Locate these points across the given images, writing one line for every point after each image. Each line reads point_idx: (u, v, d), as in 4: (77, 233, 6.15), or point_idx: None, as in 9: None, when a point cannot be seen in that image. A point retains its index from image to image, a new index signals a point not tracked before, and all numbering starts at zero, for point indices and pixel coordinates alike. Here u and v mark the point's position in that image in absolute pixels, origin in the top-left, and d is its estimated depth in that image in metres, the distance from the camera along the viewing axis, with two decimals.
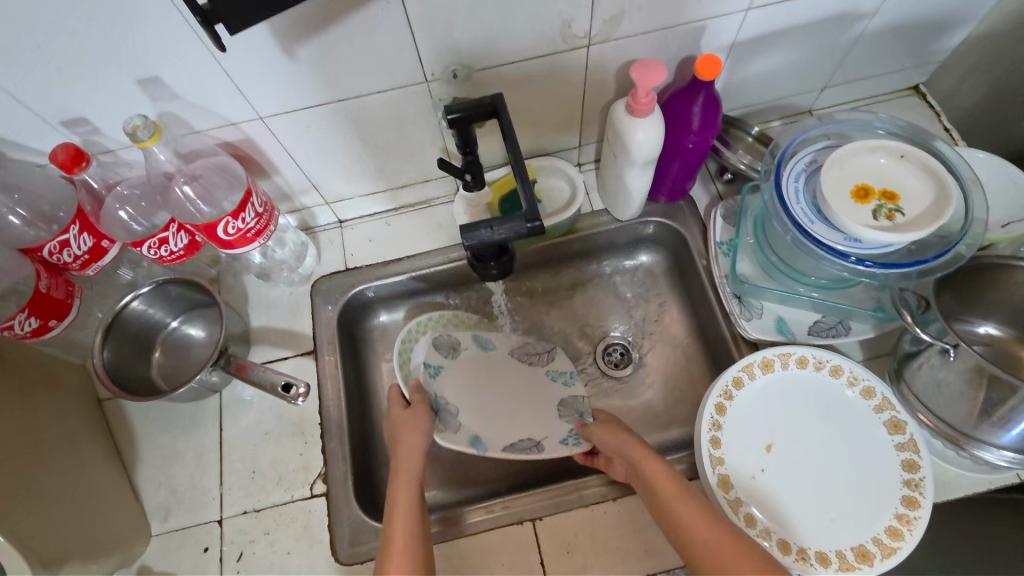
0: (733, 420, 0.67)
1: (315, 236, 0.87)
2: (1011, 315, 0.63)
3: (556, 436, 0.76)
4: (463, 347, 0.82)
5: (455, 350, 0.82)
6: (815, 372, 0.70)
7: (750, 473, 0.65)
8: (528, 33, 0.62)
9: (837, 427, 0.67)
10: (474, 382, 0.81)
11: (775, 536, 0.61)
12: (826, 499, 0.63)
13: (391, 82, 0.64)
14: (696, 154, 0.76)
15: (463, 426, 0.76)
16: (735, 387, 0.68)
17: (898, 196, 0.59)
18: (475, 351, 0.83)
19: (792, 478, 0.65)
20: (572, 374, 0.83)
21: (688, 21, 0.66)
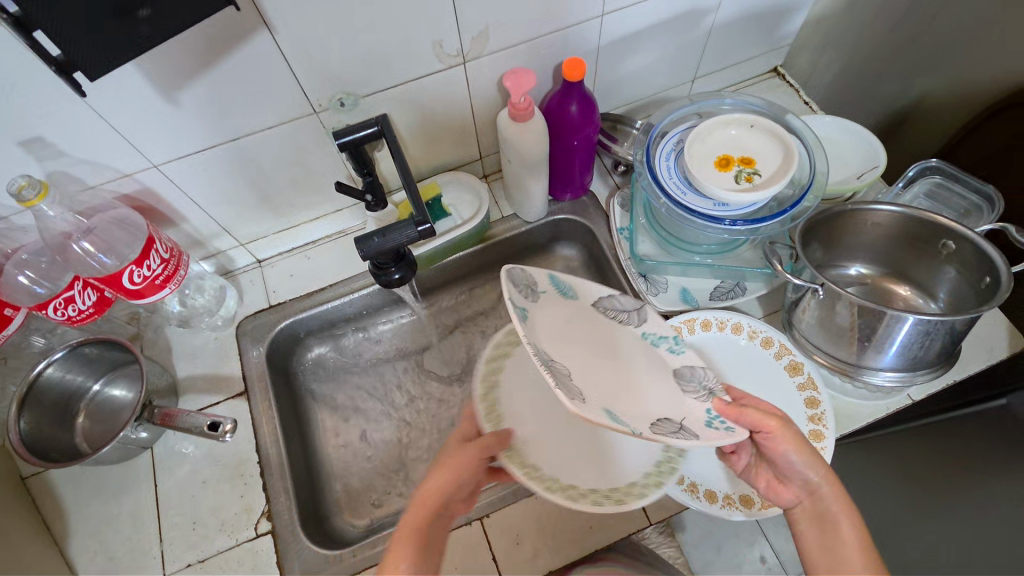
0: None
1: (235, 279, 0.88)
2: (871, 255, 0.73)
3: (697, 416, 0.55)
4: (543, 289, 0.57)
5: (533, 292, 0.56)
6: (719, 332, 0.76)
7: None
8: (402, 56, 0.67)
9: (748, 378, 0.73)
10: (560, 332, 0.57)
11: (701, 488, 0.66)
12: None
13: (281, 116, 0.67)
14: (585, 150, 0.82)
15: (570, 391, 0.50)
16: None
17: (754, 160, 0.67)
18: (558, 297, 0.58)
19: None
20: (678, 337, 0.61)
21: (550, 31, 0.72)
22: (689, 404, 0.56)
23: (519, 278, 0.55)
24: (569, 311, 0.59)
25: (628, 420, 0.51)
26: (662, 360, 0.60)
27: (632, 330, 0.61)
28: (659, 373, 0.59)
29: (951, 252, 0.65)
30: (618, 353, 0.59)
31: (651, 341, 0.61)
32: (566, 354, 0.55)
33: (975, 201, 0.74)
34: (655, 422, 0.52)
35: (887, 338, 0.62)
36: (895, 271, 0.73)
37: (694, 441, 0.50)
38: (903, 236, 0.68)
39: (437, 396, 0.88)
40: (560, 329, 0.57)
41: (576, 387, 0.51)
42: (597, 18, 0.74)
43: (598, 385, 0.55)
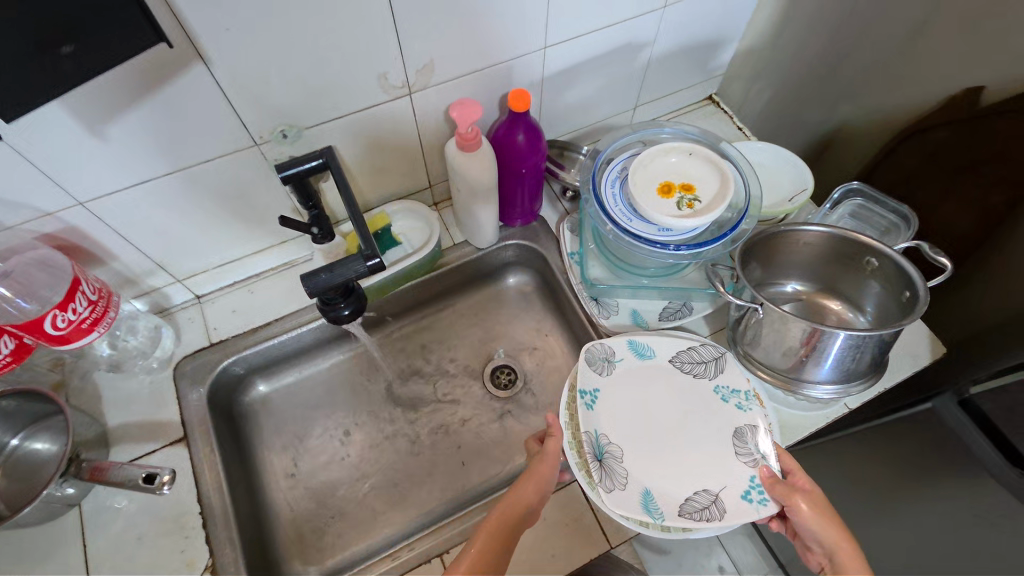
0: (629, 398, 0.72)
1: (171, 317, 0.83)
2: (806, 273, 0.77)
3: (738, 487, 0.65)
4: (619, 359, 0.74)
5: (610, 365, 0.74)
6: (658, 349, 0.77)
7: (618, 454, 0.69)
8: (347, 89, 0.66)
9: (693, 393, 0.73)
10: (629, 401, 0.72)
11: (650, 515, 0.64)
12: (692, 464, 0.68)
13: (219, 149, 0.65)
14: (533, 178, 0.83)
15: (616, 484, 0.66)
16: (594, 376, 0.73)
17: (694, 187, 0.70)
18: (634, 365, 0.74)
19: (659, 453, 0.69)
20: (748, 395, 0.71)
21: (494, 63, 0.73)
22: (737, 468, 0.67)
23: (598, 354, 0.74)
24: (642, 372, 0.74)
25: (669, 492, 0.66)
26: (729, 414, 0.71)
27: (706, 381, 0.73)
28: (721, 434, 0.70)
29: (875, 269, 0.70)
30: (685, 405, 0.72)
31: (720, 395, 0.72)
32: (631, 418, 0.71)
33: (893, 219, 0.80)
34: (686, 500, 0.65)
35: (823, 355, 0.66)
36: (826, 287, 0.77)
37: (715, 521, 0.63)
38: (832, 255, 0.73)
39: (393, 430, 0.86)
40: (630, 388, 0.73)
41: (622, 469, 0.67)
42: (539, 51, 0.76)
43: (654, 451, 0.69)
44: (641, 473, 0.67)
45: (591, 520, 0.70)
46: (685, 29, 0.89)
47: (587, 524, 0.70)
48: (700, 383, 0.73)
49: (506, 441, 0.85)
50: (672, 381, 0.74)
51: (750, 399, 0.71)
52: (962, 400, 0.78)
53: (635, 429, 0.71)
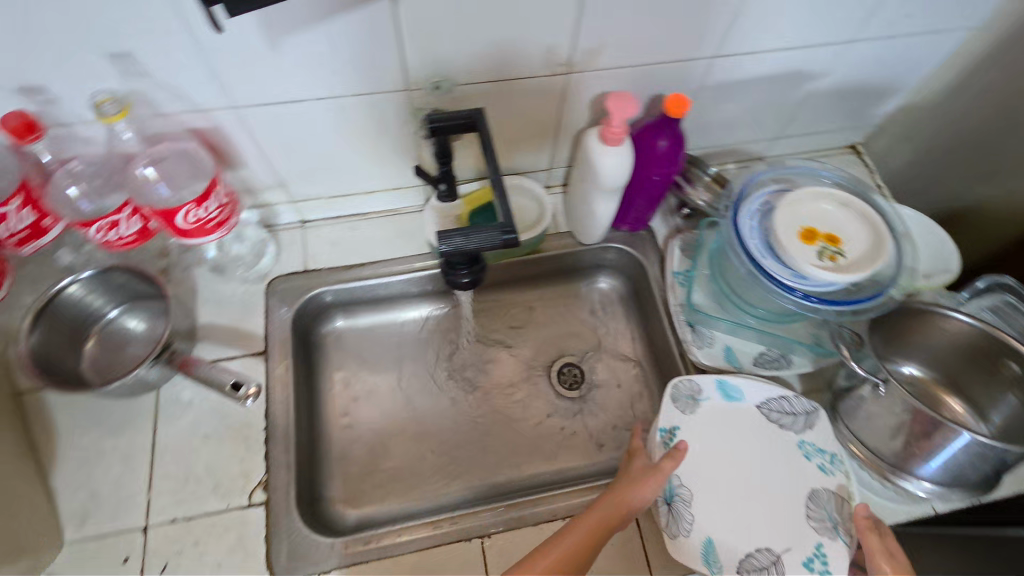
0: (708, 438, 0.70)
1: (275, 234, 0.85)
2: (929, 359, 0.72)
3: (802, 552, 0.62)
4: (704, 397, 0.72)
5: (693, 402, 0.71)
6: (751, 388, 0.72)
7: (687, 493, 0.66)
8: (511, 54, 0.65)
9: (778, 445, 0.69)
10: (706, 442, 0.69)
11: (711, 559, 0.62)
12: (764, 518, 0.65)
13: (373, 85, 0.65)
14: (660, 187, 0.80)
15: (681, 530, 0.64)
16: (679, 409, 0.71)
17: (840, 240, 0.65)
18: (718, 404, 0.71)
19: (731, 499, 0.66)
20: (835, 458, 0.67)
21: (660, 62, 0.70)
22: (807, 531, 0.63)
23: (683, 390, 0.72)
24: (725, 413, 0.71)
25: (730, 544, 0.63)
26: (809, 475, 0.67)
27: (792, 434, 0.70)
28: (795, 494, 0.66)
29: (1015, 375, 0.65)
30: (767, 456, 0.69)
31: (804, 452, 0.68)
32: (707, 459, 0.68)
33: None
34: (745, 556, 0.63)
35: (936, 451, 0.61)
36: (948, 382, 0.72)
37: None
38: (967, 348, 0.68)
39: (454, 399, 0.86)
40: (710, 429, 0.70)
41: (689, 516, 0.64)
42: (708, 59, 0.72)
43: (722, 497, 0.66)
44: (707, 520, 0.65)
45: (640, 560, 0.65)
46: (858, 70, 0.83)
47: (635, 563, 0.65)
48: (786, 436, 0.69)
49: (561, 441, 0.83)
50: (755, 429, 0.70)
51: (834, 462, 0.67)
52: None
53: (707, 471, 0.68)
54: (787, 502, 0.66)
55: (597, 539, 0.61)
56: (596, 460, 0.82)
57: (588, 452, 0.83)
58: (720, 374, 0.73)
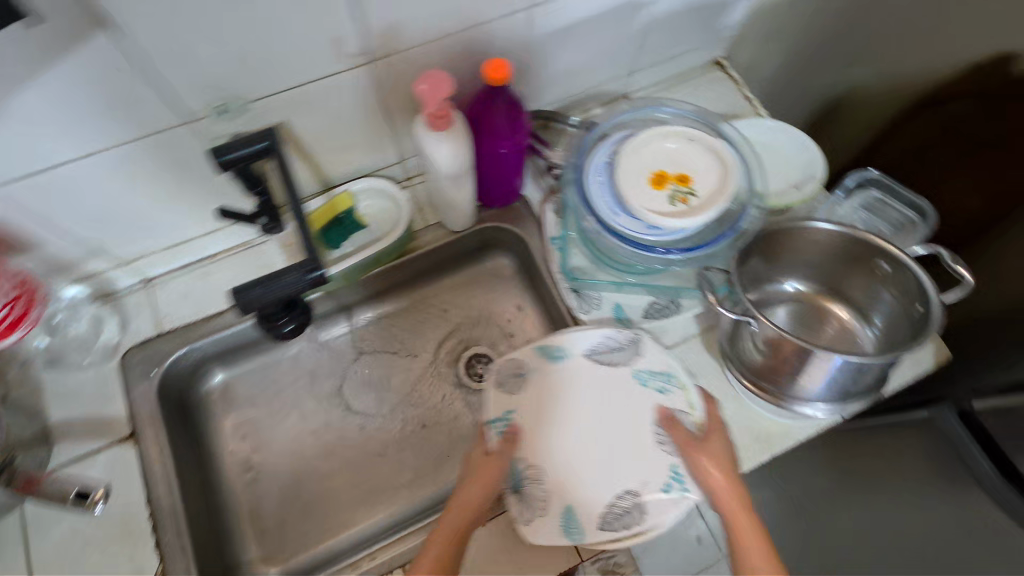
0: (544, 405, 0.68)
1: (117, 303, 0.76)
2: (809, 273, 0.71)
3: (658, 483, 0.62)
4: (529, 368, 0.70)
5: (521, 378, 0.70)
6: (576, 338, 0.70)
7: (538, 466, 0.65)
8: (293, 57, 0.57)
9: (615, 386, 0.68)
10: (544, 410, 0.68)
11: (575, 523, 0.62)
12: (618, 463, 0.64)
13: (146, 125, 0.56)
14: (513, 158, 0.75)
15: (542, 504, 0.63)
16: (510, 388, 0.69)
17: (690, 178, 0.62)
18: (545, 367, 0.70)
19: (582, 458, 0.65)
20: (669, 376, 0.67)
21: (469, 27, 0.64)
22: (658, 461, 0.63)
23: (505, 371, 0.70)
24: (560, 371, 0.69)
25: (590, 499, 0.63)
26: (651, 404, 0.66)
27: (625, 368, 0.68)
28: (642, 426, 0.65)
29: (886, 274, 0.64)
30: (599, 402, 0.67)
31: (640, 380, 0.67)
32: (549, 427, 0.67)
33: (909, 215, 0.73)
34: (608, 506, 0.62)
35: (817, 373, 0.61)
36: (829, 289, 0.71)
37: (635, 527, 0.61)
38: (839, 255, 0.67)
39: (361, 423, 0.81)
40: (546, 397, 0.68)
41: (541, 493, 0.64)
42: (522, 12, 0.65)
43: (575, 461, 0.65)
44: (563, 484, 0.64)
45: (517, 543, 0.66)
46: None
47: (516, 549, 0.66)
48: (618, 373, 0.68)
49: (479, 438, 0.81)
50: (586, 376, 0.69)
51: (671, 381, 0.67)
52: (961, 412, 0.75)
53: (552, 437, 0.66)
54: (637, 438, 0.65)
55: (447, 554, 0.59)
56: None
57: None
58: (542, 339, 0.70)
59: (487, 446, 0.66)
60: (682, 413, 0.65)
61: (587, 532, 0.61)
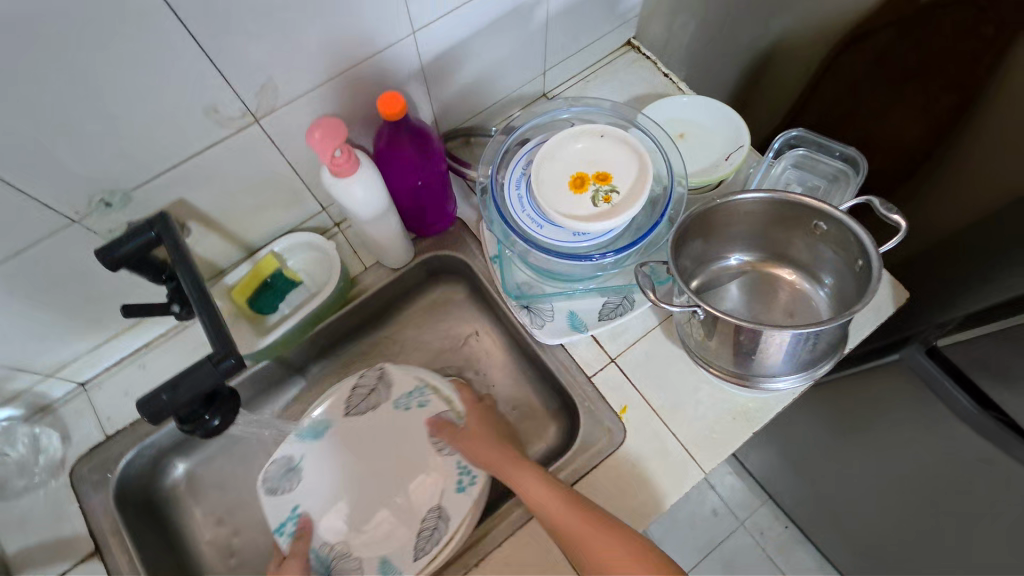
0: (326, 476, 0.76)
1: (56, 415, 0.72)
2: (752, 244, 0.69)
3: (450, 484, 0.74)
4: (297, 457, 0.76)
5: (292, 468, 0.76)
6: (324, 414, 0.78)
7: (346, 530, 0.74)
8: (169, 133, 0.54)
9: (378, 428, 0.78)
10: (336, 474, 0.76)
11: (397, 561, 0.70)
12: (410, 483, 0.75)
13: (27, 236, 0.53)
14: (434, 185, 0.72)
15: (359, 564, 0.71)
16: (288, 484, 0.75)
17: (611, 175, 0.60)
18: (316, 445, 0.77)
19: (377, 501, 0.75)
20: (419, 392, 0.80)
21: (354, 64, 0.61)
22: (444, 470, 0.75)
23: (275, 473, 0.76)
24: (327, 451, 0.77)
25: (400, 532, 0.72)
26: (410, 428, 0.78)
27: (386, 407, 0.79)
28: (420, 442, 0.78)
29: (824, 233, 0.63)
30: (368, 452, 0.77)
31: (401, 407, 0.79)
32: (342, 488, 0.76)
33: (842, 165, 0.72)
34: (415, 525, 0.72)
35: (774, 350, 0.60)
36: (774, 255, 0.70)
37: (444, 530, 0.69)
38: (775, 222, 0.65)
39: None
40: (323, 469, 0.76)
41: (351, 563, 0.71)
42: (407, 38, 0.63)
43: (372, 502, 0.75)
44: (380, 530, 0.73)
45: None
46: None
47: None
48: (382, 412, 0.79)
49: None
50: (359, 431, 0.78)
51: (418, 397, 0.80)
52: (928, 350, 0.74)
53: (357, 487, 0.76)
54: (421, 454, 0.77)
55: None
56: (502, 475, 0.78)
57: None
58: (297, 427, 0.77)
59: (286, 553, 0.71)
60: (446, 413, 0.79)
61: (403, 566, 0.69)
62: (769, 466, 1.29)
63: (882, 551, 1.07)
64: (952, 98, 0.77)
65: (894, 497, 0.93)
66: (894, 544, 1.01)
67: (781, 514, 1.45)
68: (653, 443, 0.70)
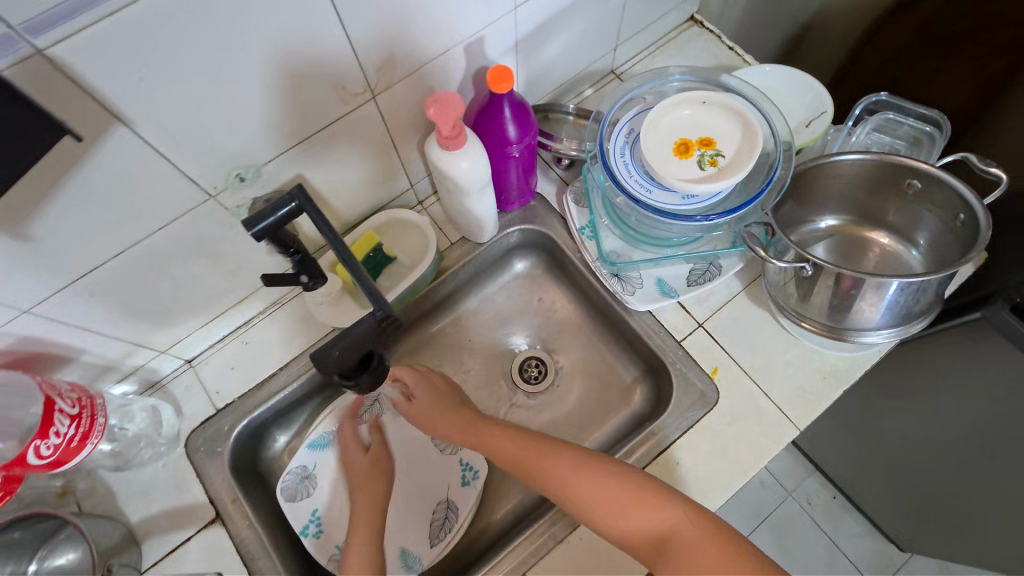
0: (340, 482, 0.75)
1: (166, 390, 0.75)
2: (841, 207, 0.71)
3: (455, 478, 0.75)
4: (313, 466, 0.75)
5: (309, 477, 0.74)
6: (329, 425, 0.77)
7: None
8: (299, 110, 0.56)
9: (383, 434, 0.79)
10: (348, 480, 0.75)
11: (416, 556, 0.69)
12: (418, 481, 0.76)
13: (168, 210, 0.55)
14: (526, 158, 0.74)
15: None
16: (302, 492, 0.73)
17: (714, 140, 0.61)
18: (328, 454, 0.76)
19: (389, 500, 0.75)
20: None
21: (463, 39, 0.63)
22: (448, 469, 0.76)
23: (293, 482, 0.73)
24: (336, 456, 0.76)
25: (413, 527, 0.72)
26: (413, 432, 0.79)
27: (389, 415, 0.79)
28: (419, 441, 0.79)
29: (918, 191, 0.65)
30: None
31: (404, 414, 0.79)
32: None
33: (926, 128, 0.73)
34: (428, 518, 0.73)
35: (877, 302, 0.62)
36: (862, 218, 0.72)
37: (458, 520, 0.72)
38: (867, 183, 0.67)
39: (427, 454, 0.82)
40: (333, 475, 0.75)
41: None
42: (509, 14, 0.65)
43: None
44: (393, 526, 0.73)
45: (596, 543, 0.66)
46: None
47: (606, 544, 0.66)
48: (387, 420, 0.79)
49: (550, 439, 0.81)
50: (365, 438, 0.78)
51: None
52: (1013, 306, 0.74)
53: None
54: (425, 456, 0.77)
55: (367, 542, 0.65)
56: (591, 439, 0.81)
57: (581, 433, 0.82)
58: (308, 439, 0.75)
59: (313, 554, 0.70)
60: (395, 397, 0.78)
61: (419, 553, 0.70)
62: (821, 434, 1.31)
63: (941, 509, 1.09)
64: (1003, 61, 0.89)
65: (958, 458, 0.95)
66: (957, 507, 1.03)
67: (828, 484, 1.47)
68: (746, 402, 0.72)
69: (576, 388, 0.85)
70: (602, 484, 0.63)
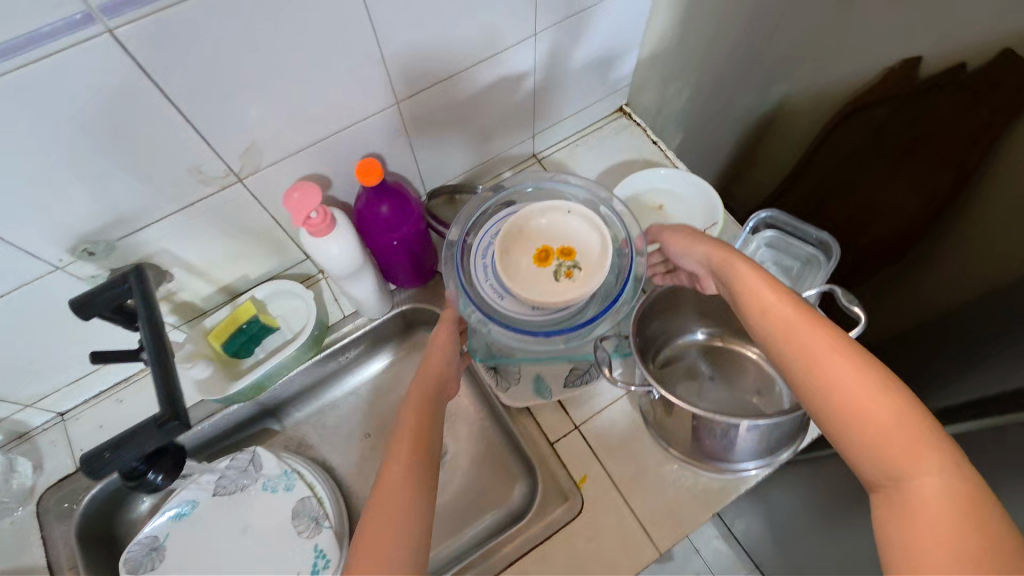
0: (190, 558, 0.72)
1: (32, 443, 0.75)
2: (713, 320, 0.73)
3: (306, 566, 0.71)
4: (163, 538, 0.73)
5: (157, 550, 0.72)
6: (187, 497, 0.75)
7: None
8: (154, 190, 0.57)
9: (242, 507, 0.75)
10: (198, 555, 0.72)
11: None
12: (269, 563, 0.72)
13: (11, 278, 0.56)
14: (412, 243, 0.74)
15: None
16: (147, 565, 0.71)
17: (574, 250, 0.61)
18: (181, 526, 0.74)
19: None
20: (289, 475, 0.76)
21: (337, 130, 0.64)
22: (301, 552, 0.71)
23: (139, 554, 0.71)
24: (189, 527, 0.74)
25: None
26: (276, 508, 0.75)
27: (253, 486, 0.76)
28: (279, 520, 0.74)
29: None
30: (231, 534, 0.74)
31: (269, 488, 0.76)
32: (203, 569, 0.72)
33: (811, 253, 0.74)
34: None
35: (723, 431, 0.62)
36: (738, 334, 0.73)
37: None
38: None
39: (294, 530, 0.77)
40: (183, 550, 0.72)
41: None
42: (391, 107, 0.66)
43: None
44: None
45: None
46: (568, 51, 0.78)
47: None
48: (248, 492, 0.76)
49: None
50: (222, 511, 0.75)
51: (288, 479, 0.76)
52: None
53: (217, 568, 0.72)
54: (281, 536, 0.73)
55: (429, 396, 0.61)
56: (465, 533, 0.77)
57: (457, 527, 0.78)
58: (161, 508, 0.74)
59: None
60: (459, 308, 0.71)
61: None
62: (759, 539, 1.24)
63: None
64: (953, 173, 0.68)
65: None
66: None
67: None
68: (612, 518, 0.68)
69: (459, 474, 0.81)
70: (893, 406, 0.44)
